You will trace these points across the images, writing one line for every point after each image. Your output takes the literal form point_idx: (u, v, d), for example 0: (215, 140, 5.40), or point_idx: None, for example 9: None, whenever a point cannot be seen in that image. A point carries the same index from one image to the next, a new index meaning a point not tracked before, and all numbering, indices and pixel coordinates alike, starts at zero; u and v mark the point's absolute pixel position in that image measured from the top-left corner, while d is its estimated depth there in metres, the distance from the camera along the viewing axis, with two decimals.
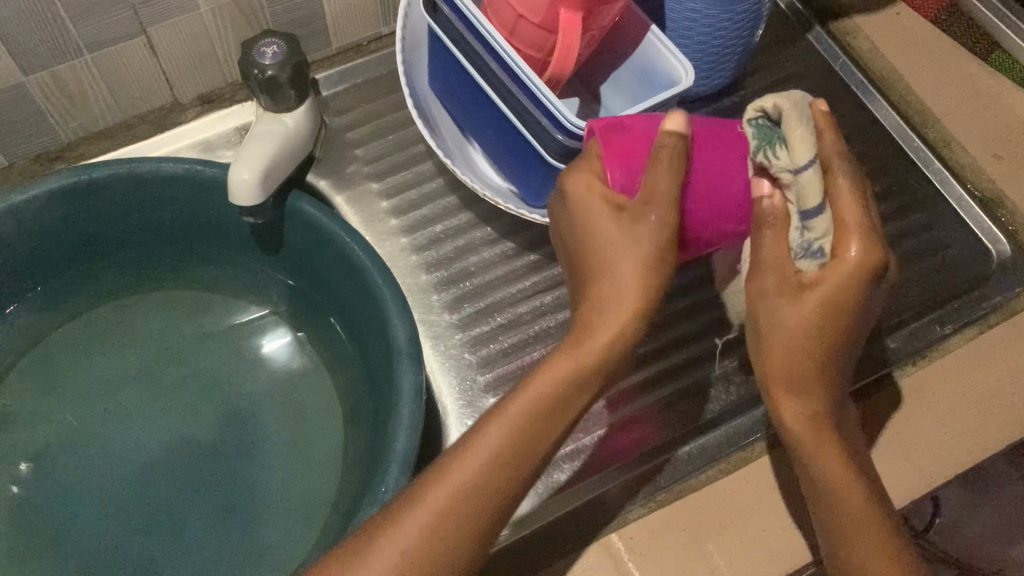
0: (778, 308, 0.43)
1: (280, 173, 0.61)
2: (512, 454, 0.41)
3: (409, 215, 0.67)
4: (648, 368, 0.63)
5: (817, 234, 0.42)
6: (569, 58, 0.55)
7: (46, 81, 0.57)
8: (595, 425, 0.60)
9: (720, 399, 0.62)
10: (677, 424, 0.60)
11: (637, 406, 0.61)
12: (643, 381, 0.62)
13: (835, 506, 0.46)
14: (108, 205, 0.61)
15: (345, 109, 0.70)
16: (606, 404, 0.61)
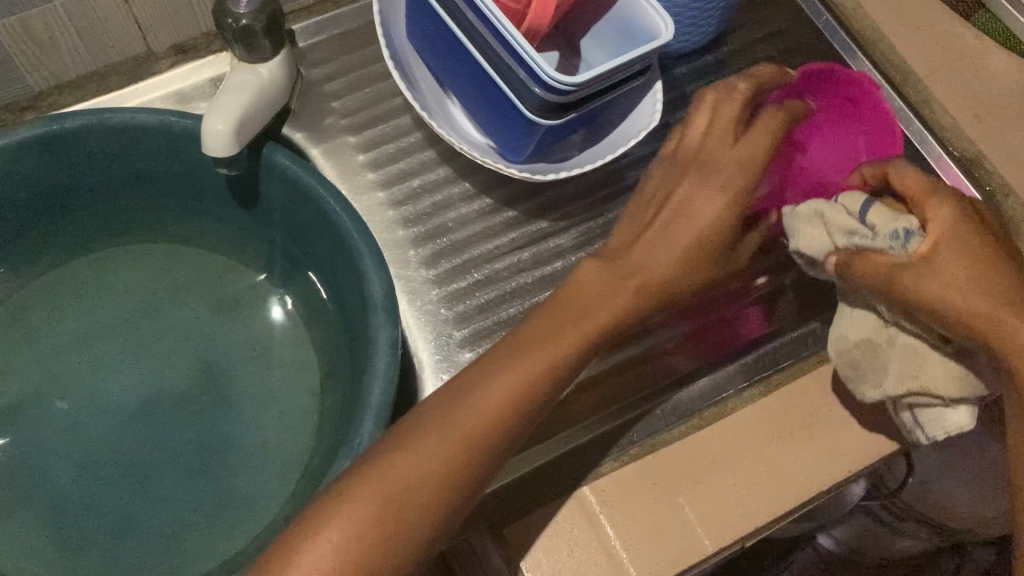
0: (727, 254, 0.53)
1: (255, 124, 0.60)
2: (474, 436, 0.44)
3: (386, 169, 0.67)
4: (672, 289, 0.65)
5: (892, 227, 0.49)
6: (548, 6, 0.55)
7: (15, 28, 0.56)
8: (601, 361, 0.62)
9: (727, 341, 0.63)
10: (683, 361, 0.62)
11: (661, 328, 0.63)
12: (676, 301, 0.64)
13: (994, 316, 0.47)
14: (81, 156, 0.61)
15: (322, 60, 0.68)
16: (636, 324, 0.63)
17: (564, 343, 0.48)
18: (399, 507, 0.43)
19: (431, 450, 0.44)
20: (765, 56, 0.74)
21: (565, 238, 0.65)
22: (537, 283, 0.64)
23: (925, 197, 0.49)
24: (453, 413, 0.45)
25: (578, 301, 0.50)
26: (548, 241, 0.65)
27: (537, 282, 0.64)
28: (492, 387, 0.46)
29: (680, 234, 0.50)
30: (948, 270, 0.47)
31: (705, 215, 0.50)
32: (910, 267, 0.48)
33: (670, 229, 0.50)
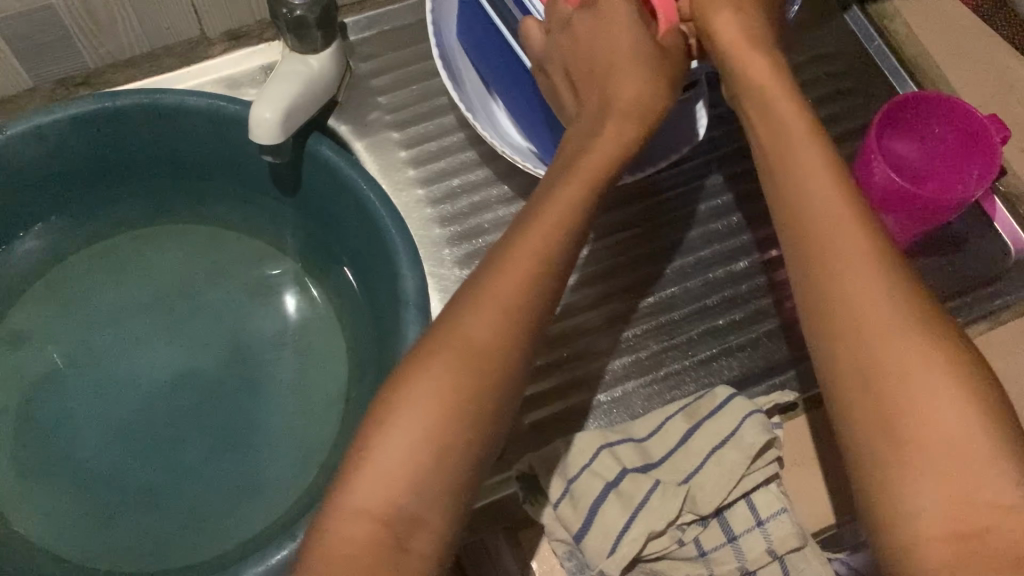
0: (671, 60, 0.49)
1: (302, 115, 0.61)
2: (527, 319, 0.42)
3: (427, 166, 0.67)
4: (701, 302, 0.64)
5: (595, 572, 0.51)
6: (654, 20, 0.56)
7: (76, 7, 0.58)
8: (624, 360, 0.62)
9: (753, 356, 0.62)
10: (710, 373, 0.62)
11: (685, 334, 0.63)
12: (697, 311, 0.64)
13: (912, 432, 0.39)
14: (129, 133, 0.62)
15: (371, 55, 0.69)
16: (658, 328, 0.63)
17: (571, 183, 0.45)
18: (457, 388, 0.40)
19: (470, 327, 0.41)
20: (814, 77, 0.73)
21: (603, 245, 0.66)
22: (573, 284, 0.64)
23: (791, 117, 0.50)
24: (479, 288, 0.42)
25: (569, 156, 0.47)
26: (588, 246, 0.65)
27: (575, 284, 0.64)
28: (514, 250, 0.43)
29: (614, 62, 0.48)
30: (838, 225, 0.45)
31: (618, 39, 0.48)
32: (798, 161, 0.48)
33: (612, 69, 0.48)
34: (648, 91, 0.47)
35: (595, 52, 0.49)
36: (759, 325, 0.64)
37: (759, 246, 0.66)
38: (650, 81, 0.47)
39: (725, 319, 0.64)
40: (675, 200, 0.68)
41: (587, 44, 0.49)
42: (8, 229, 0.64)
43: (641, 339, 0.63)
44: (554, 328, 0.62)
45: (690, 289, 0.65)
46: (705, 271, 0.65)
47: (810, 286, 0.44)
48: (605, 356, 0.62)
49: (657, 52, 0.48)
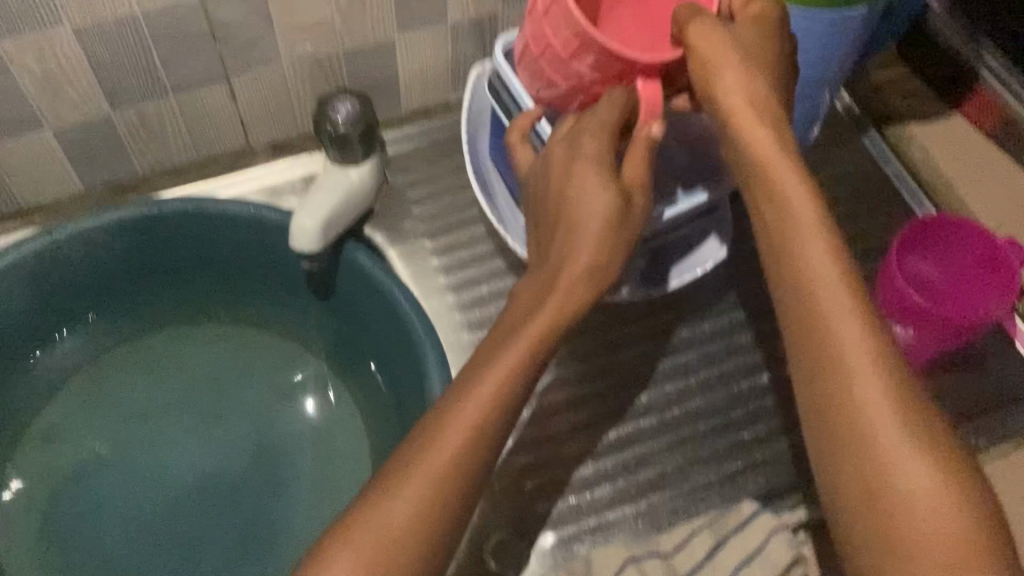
0: (634, 211, 0.45)
1: (340, 224, 0.64)
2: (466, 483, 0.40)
3: (458, 274, 0.67)
4: (723, 415, 0.64)
5: None
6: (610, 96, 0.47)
7: (132, 118, 0.61)
8: (645, 472, 0.62)
9: (773, 472, 0.62)
10: (731, 488, 0.62)
11: (707, 446, 0.63)
12: (720, 425, 0.64)
13: (874, 464, 0.37)
14: (172, 236, 0.65)
15: (406, 169, 0.71)
16: (679, 441, 0.63)
17: (518, 347, 0.42)
18: (375, 558, 0.38)
19: (399, 498, 0.39)
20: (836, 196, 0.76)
21: (628, 355, 0.67)
22: (592, 399, 0.65)
23: (776, 163, 0.42)
24: (425, 442, 0.40)
25: (518, 317, 0.44)
26: (612, 357, 0.66)
27: (599, 393, 0.65)
28: (461, 407, 0.41)
29: (575, 229, 0.44)
30: (820, 270, 0.40)
31: (581, 204, 0.44)
32: (784, 208, 0.42)
33: (570, 234, 0.44)
34: (598, 266, 0.44)
35: (557, 208, 0.45)
36: (781, 440, 0.64)
37: (782, 360, 0.67)
38: (607, 257, 0.44)
39: (746, 434, 0.64)
40: (694, 315, 0.69)
41: (558, 199, 0.45)
42: (49, 325, 0.66)
43: (661, 453, 0.63)
44: (573, 442, 0.63)
45: (712, 401, 0.65)
46: (728, 384, 0.66)
47: (798, 335, 0.41)
48: (626, 471, 0.62)
49: (625, 210, 0.44)
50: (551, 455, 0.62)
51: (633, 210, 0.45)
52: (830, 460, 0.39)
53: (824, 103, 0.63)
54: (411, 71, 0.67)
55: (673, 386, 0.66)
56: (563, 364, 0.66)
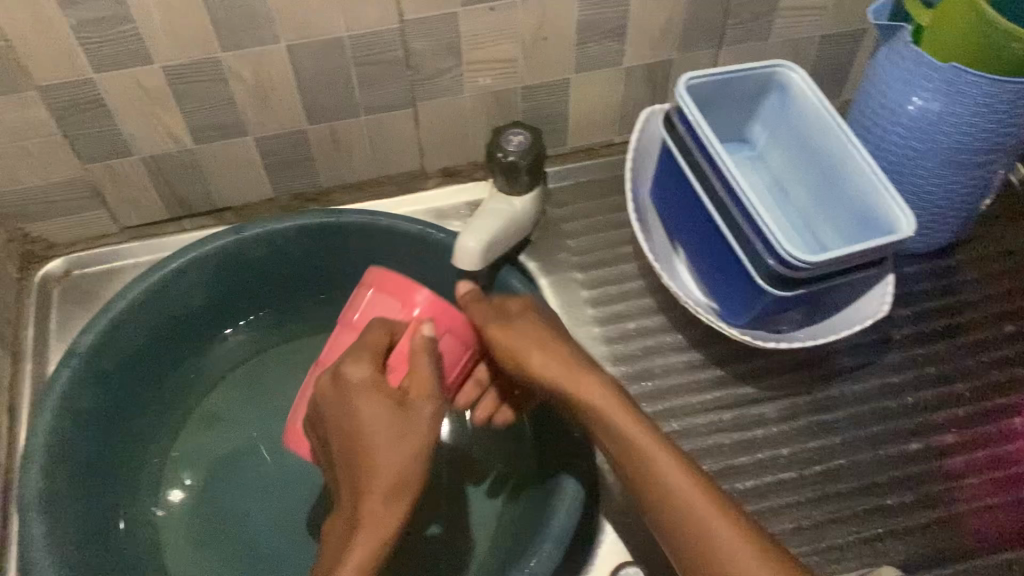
0: (365, 405, 0.47)
1: (500, 248, 0.67)
2: None
3: (606, 307, 0.68)
4: (868, 478, 0.62)
5: None
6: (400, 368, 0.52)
7: (324, 132, 0.66)
8: (781, 525, 0.59)
9: (917, 542, 0.59)
10: (869, 552, 0.58)
11: (848, 506, 0.60)
12: (862, 487, 0.61)
13: None
14: (346, 246, 0.70)
15: (565, 202, 0.73)
16: (819, 497, 0.60)
17: (363, 539, 0.45)
18: None
19: None
20: (1005, 270, 0.73)
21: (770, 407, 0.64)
22: (733, 446, 0.62)
23: (632, 429, 0.47)
24: None
25: (349, 522, 0.47)
26: (752, 407, 0.64)
27: (740, 441, 0.62)
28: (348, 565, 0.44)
29: (369, 422, 0.47)
30: (668, 472, 0.46)
31: (357, 416, 0.47)
32: (641, 454, 0.47)
33: (359, 430, 0.47)
34: (405, 476, 0.46)
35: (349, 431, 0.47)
36: (931, 510, 0.60)
37: (934, 430, 0.64)
38: (415, 460, 0.46)
39: (890, 499, 0.61)
40: (845, 375, 0.66)
41: (348, 425, 0.47)
42: (224, 316, 0.72)
43: (801, 506, 0.60)
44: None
45: (857, 462, 0.62)
46: (874, 446, 0.63)
47: (666, 527, 0.46)
48: (764, 520, 0.59)
49: (409, 418, 0.47)
50: None
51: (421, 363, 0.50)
52: None
53: (999, 174, 0.62)
54: (583, 110, 0.70)
55: (815, 443, 0.63)
56: (703, 410, 0.64)
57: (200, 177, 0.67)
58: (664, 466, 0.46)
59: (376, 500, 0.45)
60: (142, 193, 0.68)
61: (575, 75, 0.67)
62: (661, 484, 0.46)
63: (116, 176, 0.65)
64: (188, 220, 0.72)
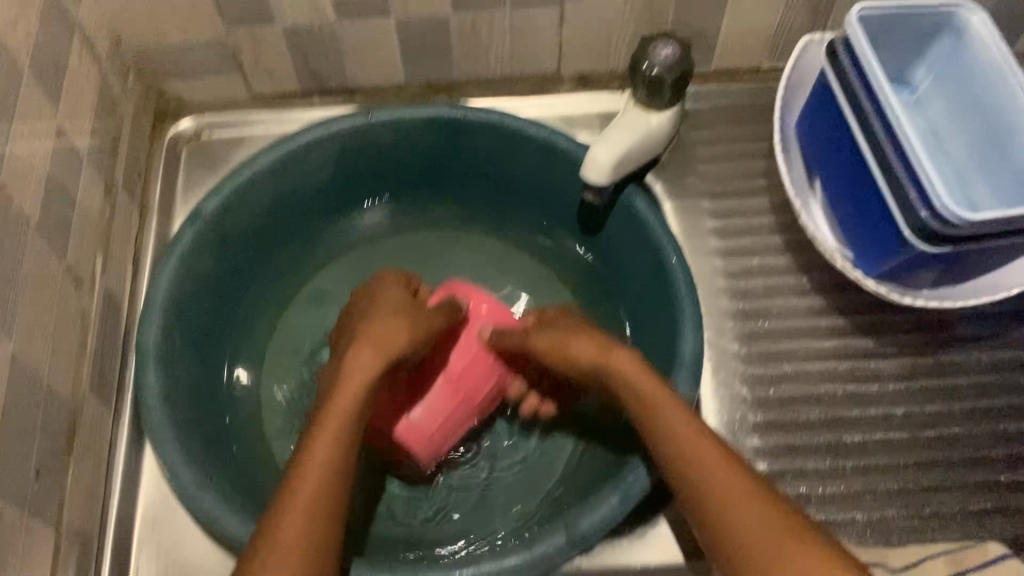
0: (386, 288, 0.60)
1: (630, 165, 0.64)
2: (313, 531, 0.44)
3: (732, 240, 0.66)
4: (986, 450, 0.59)
5: None
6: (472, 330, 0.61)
7: (466, 22, 0.64)
8: (884, 485, 0.57)
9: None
10: (972, 526, 0.56)
11: (958, 475, 0.58)
12: (977, 459, 0.59)
13: (750, 559, 0.43)
14: (470, 144, 0.69)
15: (701, 124, 0.70)
16: (929, 461, 0.58)
17: (343, 400, 0.49)
18: None
19: (286, 525, 0.44)
20: None
21: (889, 364, 0.61)
22: (846, 398, 0.60)
23: (660, 399, 0.50)
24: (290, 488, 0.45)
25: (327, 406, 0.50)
26: (870, 361, 0.62)
27: (853, 394, 0.60)
28: (310, 455, 0.46)
29: (388, 307, 0.57)
30: (676, 423, 0.48)
31: (385, 299, 0.58)
32: (653, 404, 0.50)
33: (379, 315, 0.56)
34: (388, 335, 0.53)
35: (366, 317, 0.57)
36: None
37: None
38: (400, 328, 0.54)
39: (1002, 475, 0.58)
40: (976, 341, 0.63)
41: (364, 313, 0.57)
42: (345, 200, 0.72)
43: (909, 468, 0.58)
44: (816, 435, 0.59)
45: (975, 432, 0.59)
46: (996, 419, 0.60)
47: (675, 478, 0.48)
48: (868, 477, 0.58)
49: (390, 299, 0.58)
50: (789, 444, 0.59)
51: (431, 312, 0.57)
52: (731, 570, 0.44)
53: None
54: (736, 28, 0.66)
55: (934, 407, 0.60)
56: (815, 357, 0.62)
57: (336, 55, 0.67)
58: (672, 415, 0.49)
59: (369, 351, 0.52)
60: (277, 64, 0.67)
61: None
62: (672, 436, 0.48)
63: (255, 43, 0.65)
64: (319, 97, 0.71)
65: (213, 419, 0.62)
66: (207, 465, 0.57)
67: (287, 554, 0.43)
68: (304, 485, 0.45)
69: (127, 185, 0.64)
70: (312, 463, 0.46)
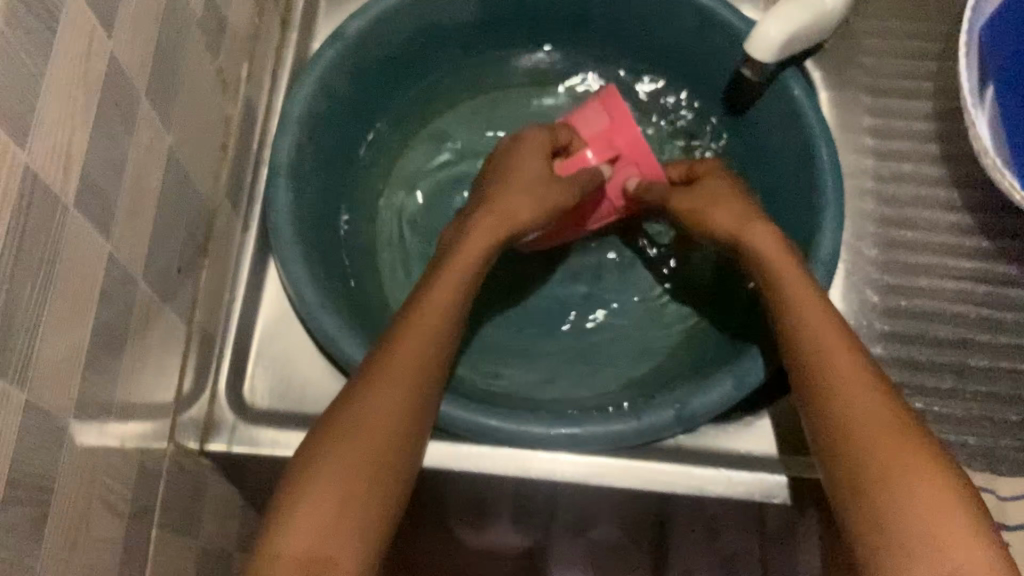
0: (531, 139, 0.57)
1: (795, 46, 0.61)
2: (418, 365, 0.44)
3: (887, 142, 0.63)
4: None
5: None
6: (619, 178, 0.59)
7: None
8: (1003, 415, 0.56)
9: None
10: None
11: None
12: None
13: (851, 440, 0.41)
14: (624, 0, 0.65)
15: (873, 13, 0.66)
16: None
17: (471, 251, 0.49)
18: (353, 423, 0.42)
19: (396, 358, 0.44)
20: None
21: None
22: (979, 322, 0.58)
23: (788, 269, 0.48)
24: (407, 319, 0.46)
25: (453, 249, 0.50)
26: (1011, 288, 0.59)
27: (987, 319, 0.59)
28: (431, 295, 0.47)
29: (533, 163, 0.55)
30: (800, 290, 0.47)
31: (529, 154, 0.56)
32: (779, 267, 0.48)
33: (522, 171, 0.54)
34: (530, 201, 0.53)
35: (508, 168, 0.55)
36: None
37: None
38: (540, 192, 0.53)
39: None
40: None
41: (507, 162, 0.56)
42: (481, 40, 0.70)
43: None
44: (941, 353, 0.58)
45: None
46: None
47: (788, 344, 0.46)
48: (987, 403, 0.57)
49: (537, 151, 0.56)
50: (912, 358, 0.58)
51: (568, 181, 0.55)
52: (826, 449, 0.42)
53: None
54: None
55: None
56: (953, 276, 0.60)
57: None
58: (796, 282, 0.47)
59: (507, 213, 0.52)
60: None
61: None
62: (796, 298, 0.46)
63: None
64: None
65: (333, 242, 0.62)
66: (328, 284, 0.57)
67: (378, 412, 0.42)
68: (421, 320, 0.46)
69: None
70: (433, 301, 0.47)
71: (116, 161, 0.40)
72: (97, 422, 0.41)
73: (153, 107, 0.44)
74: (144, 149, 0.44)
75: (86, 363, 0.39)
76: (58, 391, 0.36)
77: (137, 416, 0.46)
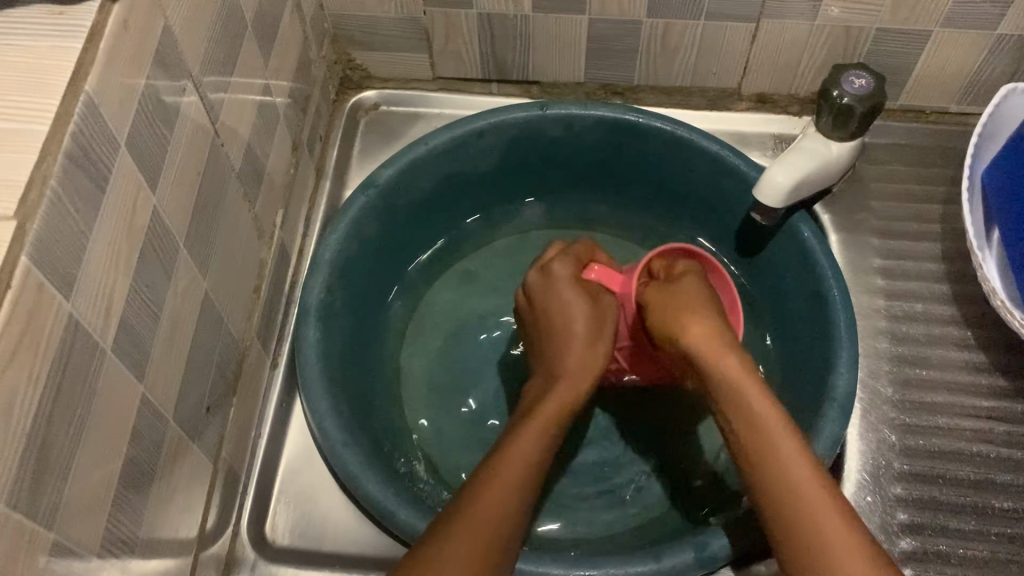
0: (557, 279, 0.56)
1: (802, 191, 0.63)
2: (501, 514, 0.44)
3: (897, 282, 0.64)
4: None
5: None
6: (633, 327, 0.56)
7: (657, 30, 0.64)
8: None
9: None
10: None
11: None
12: None
13: None
14: (639, 150, 0.69)
15: (877, 160, 0.69)
16: None
17: (554, 399, 0.50)
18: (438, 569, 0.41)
19: (484, 500, 0.44)
20: None
21: None
22: (999, 461, 0.58)
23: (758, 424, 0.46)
24: (495, 462, 0.46)
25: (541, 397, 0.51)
26: None
27: (1008, 459, 0.58)
28: (522, 440, 0.47)
29: (568, 309, 0.54)
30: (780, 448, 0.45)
31: (560, 298, 0.55)
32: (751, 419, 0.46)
33: (567, 312, 0.54)
34: (589, 354, 0.52)
35: (553, 314, 0.54)
36: None
37: None
38: (597, 342, 0.53)
39: None
40: None
41: (549, 305, 0.55)
42: (506, 186, 0.73)
43: None
44: (963, 494, 0.57)
45: None
46: None
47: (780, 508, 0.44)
48: (1014, 545, 0.56)
49: (575, 292, 0.55)
50: (934, 499, 0.57)
51: (605, 310, 0.55)
52: None
53: None
54: (933, 67, 0.65)
55: None
56: (969, 415, 0.60)
57: (523, 46, 0.68)
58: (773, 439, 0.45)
59: (570, 365, 0.52)
60: (465, 47, 0.69)
61: (939, 30, 0.61)
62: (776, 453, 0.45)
63: (448, 24, 0.66)
64: (497, 84, 0.73)
65: (359, 378, 0.64)
66: (351, 418, 0.58)
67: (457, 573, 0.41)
68: (510, 466, 0.46)
69: (311, 145, 0.67)
70: (516, 445, 0.47)
71: (153, 306, 0.43)
72: (120, 560, 0.42)
73: (190, 254, 0.48)
74: (182, 295, 0.47)
75: (112, 501, 0.40)
76: (83, 529, 0.38)
77: (159, 553, 0.47)
